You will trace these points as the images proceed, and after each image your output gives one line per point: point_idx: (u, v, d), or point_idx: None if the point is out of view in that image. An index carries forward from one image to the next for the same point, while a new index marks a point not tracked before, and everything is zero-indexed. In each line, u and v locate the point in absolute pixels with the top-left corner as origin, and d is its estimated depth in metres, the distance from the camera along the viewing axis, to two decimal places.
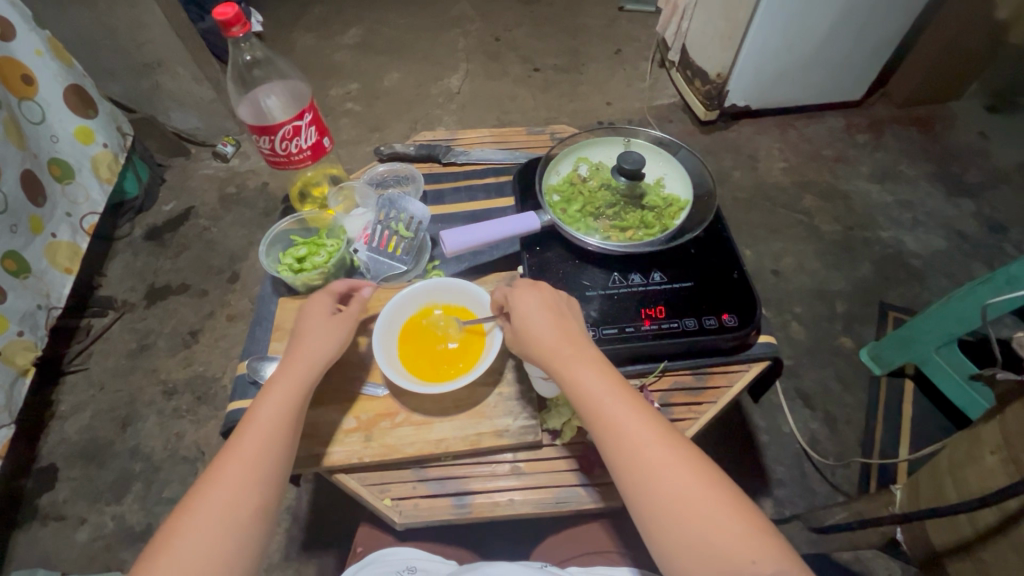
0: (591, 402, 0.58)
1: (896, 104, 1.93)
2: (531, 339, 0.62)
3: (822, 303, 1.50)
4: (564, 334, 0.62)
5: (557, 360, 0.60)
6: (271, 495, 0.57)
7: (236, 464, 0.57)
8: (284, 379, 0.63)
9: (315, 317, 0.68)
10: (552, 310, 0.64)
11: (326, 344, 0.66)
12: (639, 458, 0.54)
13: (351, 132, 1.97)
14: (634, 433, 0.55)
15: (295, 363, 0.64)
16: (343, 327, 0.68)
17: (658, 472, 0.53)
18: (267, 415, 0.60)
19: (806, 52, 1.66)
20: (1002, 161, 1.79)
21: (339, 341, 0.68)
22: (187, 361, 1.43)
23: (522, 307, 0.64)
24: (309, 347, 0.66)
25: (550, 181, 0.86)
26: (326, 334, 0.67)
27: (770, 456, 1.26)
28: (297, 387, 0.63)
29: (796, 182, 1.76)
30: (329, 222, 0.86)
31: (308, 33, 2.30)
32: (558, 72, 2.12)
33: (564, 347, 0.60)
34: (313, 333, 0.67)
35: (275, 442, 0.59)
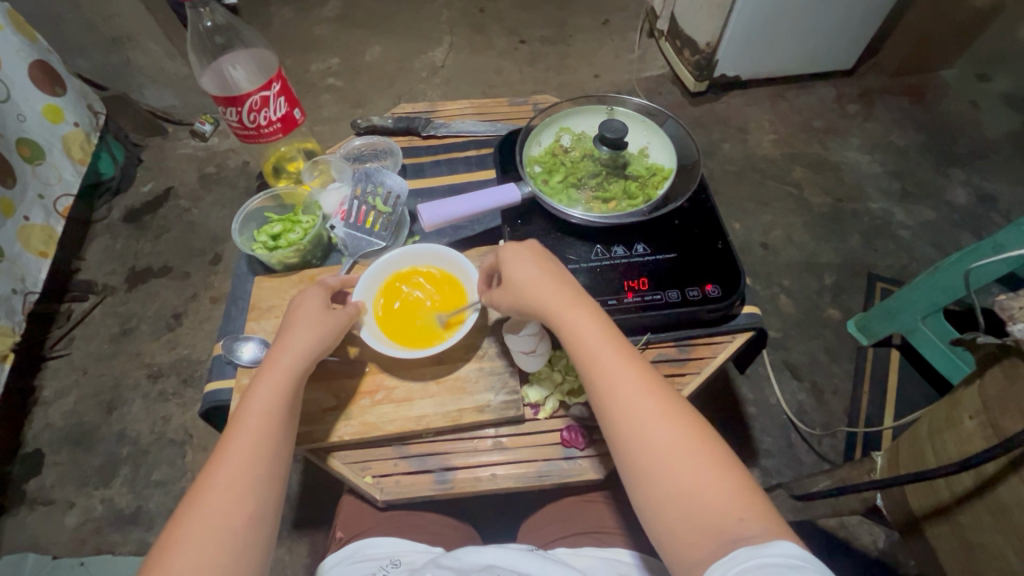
0: (582, 352, 0.57)
1: (887, 72, 1.90)
2: (525, 290, 0.60)
3: (811, 276, 1.50)
4: (558, 285, 0.61)
5: (551, 308, 0.59)
6: (269, 495, 0.55)
7: (237, 458, 0.55)
8: (272, 374, 0.60)
9: (305, 308, 0.65)
10: (546, 264, 0.63)
11: (316, 339, 0.62)
12: (628, 409, 0.53)
13: (333, 109, 1.92)
14: (625, 384, 0.54)
15: (280, 357, 0.61)
16: (335, 320, 0.65)
17: (645, 424, 0.52)
18: (261, 409, 0.58)
19: (798, 19, 1.62)
20: (992, 130, 1.77)
21: (330, 334, 0.64)
22: (172, 344, 1.42)
23: (513, 259, 0.63)
24: (299, 342, 0.62)
25: (531, 152, 0.83)
26: (315, 329, 0.63)
27: (757, 427, 1.27)
28: (291, 379, 0.60)
29: (786, 154, 1.74)
30: (305, 198, 0.84)
31: (286, 5, 2.22)
32: (544, 44, 2.06)
33: (560, 297, 0.59)
34: (302, 325, 0.63)
35: (268, 439, 0.56)
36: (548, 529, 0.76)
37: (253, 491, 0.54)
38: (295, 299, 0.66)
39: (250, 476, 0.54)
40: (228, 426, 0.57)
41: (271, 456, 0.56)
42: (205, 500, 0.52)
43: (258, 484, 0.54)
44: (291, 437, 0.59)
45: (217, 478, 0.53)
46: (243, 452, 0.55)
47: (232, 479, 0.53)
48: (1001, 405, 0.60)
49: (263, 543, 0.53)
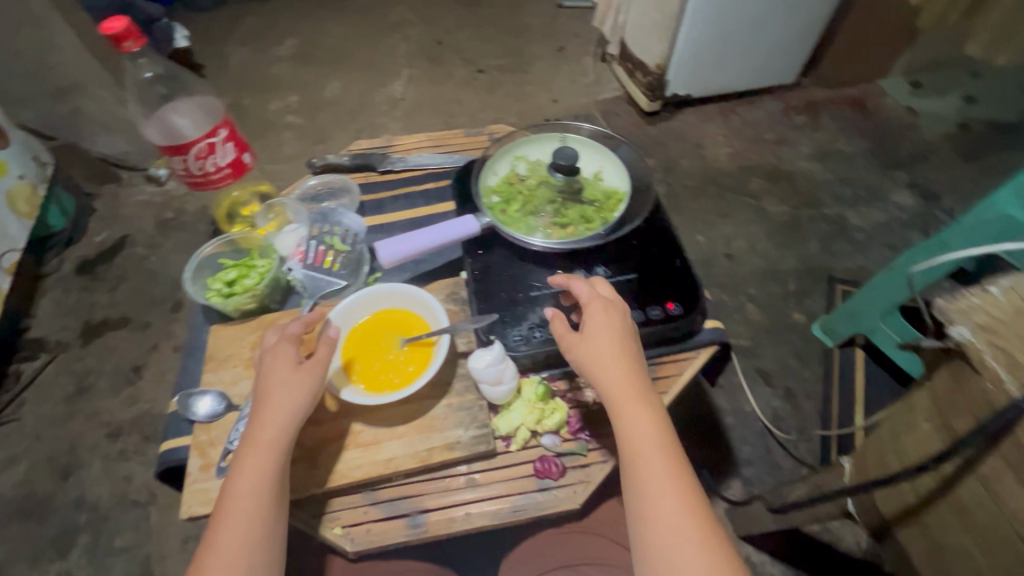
0: (625, 429, 0.57)
1: (828, 85, 2.00)
2: (591, 359, 0.60)
3: (774, 283, 1.54)
4: (623, 359, 0.60)
5: (605, 380, 0.59)
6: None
7: (228, 545, 0.54)
8: (257, 451, 0.58)
9: (277, 370, 0.61)
10: (618, 334, 0.61)
11: (295, 402, 0.60)
12: (651, 490, 0.54)
13: (294, 147, 1.91)
14: (658, 479, 0.54)
15: (262, 432, 0.59)
16: (312, 375, 0.61)
17: (662, 510, 0.53)
18: (249, 487, 0.56)
19: (740, 37, 1.70)
20: (929, 133, 1.88)
21: (312, 392, 0.61)
22: (131, 399, 1.35)
23: (592, 325, 0.62)
24: (276, 407, 0.59)
25: (488, 182, 0.84)
26: (293, 390, 0.60)
27: (736, 437, 1.28)
28: (276, 452, 0.58)
29: (741, 166, 1.80)
30: (260, 241, 0.82)
31: (241, 45, 2.21)
32: (501, 72, 2.11)
33: (624, 382, 0.59)
34: (279, 390, 0.60)
35: (260, 520, 0.55)
36: (530, 563, 0.75)
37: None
38: (266, 356, 0.63)
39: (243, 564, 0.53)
40: (218, 509, 0.56)
41: (265, 539, 0.55)
42: None
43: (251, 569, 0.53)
44: (282, 510, 0.57)
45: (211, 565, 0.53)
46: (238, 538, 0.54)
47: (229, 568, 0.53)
48: (951, 406, 0.60)
49: None
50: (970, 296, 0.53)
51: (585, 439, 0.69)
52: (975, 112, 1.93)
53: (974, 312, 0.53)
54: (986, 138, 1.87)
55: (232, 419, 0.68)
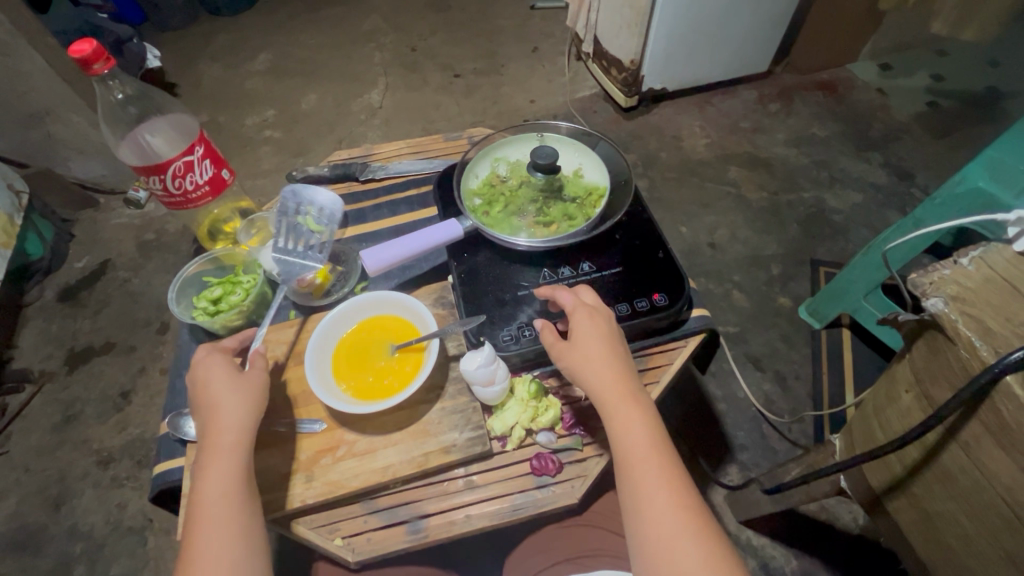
0: (618, 433, 0.58)
1: (799, 72, 2.03)
2: (581, 364, 0.60)
3: (758, 269, 1.56)
4: (610, 362, 0.60)
5: (593, 385, 0.60)
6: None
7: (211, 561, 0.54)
8: (215, 467, 0.58)
9: (214, 381, 0.62)
10: (606, 338, 0.62)
11: (242, 404, 0.61)
12: (645, 492, 0.54)
13: (273, 161, 1.90)
14: (654, 479, 0.55)
15: (217, 446, 0.59)
16: (254, 379, 0.63)
17: (656, 510, 0.53)
18: (214, 499, 0.56)
19: (709, 28, 1.72)
20: (900, 113, 1.92)
21: (254, 393, 0.62)
22: (122, 425, 1.33)
23: (579, 331, 0.62)
24: (228, 416, 0.60)
25: (470, 185, 0.84)
26: (236, 396, 0.61)
27: (730, 423, 1.29)
28: (237, 458, 0.58)
29: (719, 156, 1.83)
30: (244, 257, 0.82)
31: (214, 62, 2.20)
32: (478, 75, 2.12)
33: (615, 387, 0.59)
34: (224, 400, 0.61)
35: (238, 527, 0.56)
36: (531, 562, 0.75)
37: None
38: (200, 371, 0.63)
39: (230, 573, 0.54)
40: (189, 530, 0.56)
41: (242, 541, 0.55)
42: None
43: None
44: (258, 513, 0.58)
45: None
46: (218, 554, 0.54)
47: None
48: (930, 376, 0.55)
49: None
50: (941, 269, 0.51)
51: (580, 434, 0.69)
52: (943, 90, 1.98)
53: (946, 284, 0.51)
54: (956, 115, 1.91)
55: None
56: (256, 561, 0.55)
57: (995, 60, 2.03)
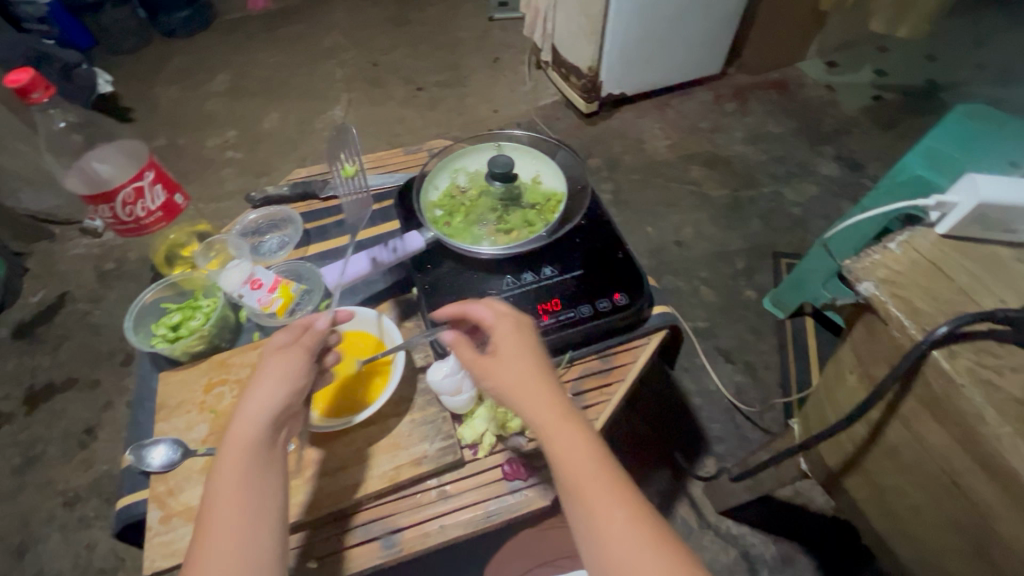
0: (555, 454, 0.54)
1: (752, 71, 2.10)
2: (507, 385, 0.58)
3: (723, 264, 1.60)
4: (539, 376, 0.58)
5: (522, 405, 0.57)
6: None
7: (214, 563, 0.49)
8: (233, 456, 0.54)
9: (261, 363, 0.60)
10: (529, 353, 0.60)
11: (278, 387, 0.58)
12: (593, 512, 0.51)
13: (237, 182, 1.88)
14: (599, 496, 0.51)
15: (243, 431, 0.56)
16: (297, 359, 0.60)
17: (609, 527, 0.50)
18: (226, 492, 0.53)
19: (662, 33, 1.77)
20: (848, 108, 2.00)
21: (293, 374, 0.59)
22: (88, 463, 1.29)
23: (502, 347, 0.60)
24: (260, 400, 0.57)
25: (430, 197, 0.85)
26: (276, 377, 0.59)
27: (704, 416, 1.32)
28: (258, 448, 0.55)
29: (681, 156, 1.87)
30: (203, 280, 0.81)
31: (171, 85, 2.16)
32: (441, 87, 2.13)
33: (543, 405, 0.56)
34: (264, 380, 0.58)
35: (247, 527, 0.52)
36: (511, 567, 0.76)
37: None
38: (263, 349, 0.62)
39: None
40: (199, 527, 0.52)
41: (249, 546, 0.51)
42: None
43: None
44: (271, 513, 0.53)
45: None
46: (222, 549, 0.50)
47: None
48: (871, 356, 0.57)
49: None
50: (873, 253, 0.52)
51: None
52: (887, 84, 2.07)
53: (878, 268, 0.51)
54: (900, 107, 2.00)
55: (190, 465, 0.66)
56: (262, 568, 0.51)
57: (932, 54, 2.14)
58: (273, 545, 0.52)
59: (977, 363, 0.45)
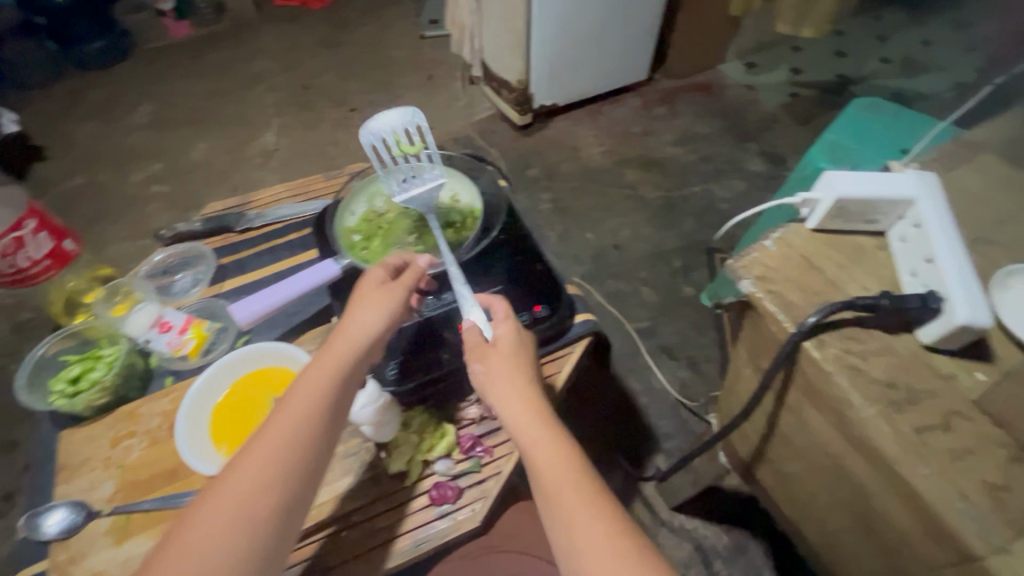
0: (528, 445, 0.57)
1: (678, 75, 2.18)
2: (489, 379, 0.61)
3: (662, 263, 1.65)
4: (520, 371, 0.61)
5: (501, 398, 0.60)
6: (288, 502, 0.52)
7: (261, 458, 0.52)
8: (322, 361, 0.59)
9: (367, 287, 0.65)
10: (515, 352, 0.63)
11: (375, 314, 0.62)
12: (558, 502, 0.52)
13: (164, 217, 1.80)
14: (564, 489, 0.53)
15: (338, 346, 0.60)
16: (396, 294, 0.65)
17: (569, 517, 0.51)
18: (300, 400, 0.56)
19: (586, 43, 1.82)
20: (768, 106, 2.11)
21: (392, 307, 0.64)
22: (7, 532, 1.19)
23: (490, 343, 0.64)
24: (357, 321, 0.62)
25: (347, 224, 0.84)
26: (375, 305, 0.63)
27: (652, 414, 1.35)
28: (340, 366, 0.59)
29: (616, 161, 1.92)
30: (106, 328, 0.77)
31: (88, 120, 2.06)
32: (375, 107, 2.11)
33: (518, 401, 0.59)
34: (364, 302, 0.63)
35: (298, 441, 0.54)
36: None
37: (273, 490, 0.51)
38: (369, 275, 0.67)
39: (268, 475, 0.51)
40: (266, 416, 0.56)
41: (299, 453, 0.53)
42: (225, 490, 0.50)
43: (275, 480, 0.51)
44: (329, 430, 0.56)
45: (241, 467, 0.51)
46: (281, 440, 0.53)
47: (258, 477, 0.51)
48: (756, 347, 0.62)
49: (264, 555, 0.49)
50: (751, 251, 0.57)
51: (478, 456, 0.69)
52: (802, 81, 2.19)
53: (756, 265, 0.56)
54: (815, 102, 2.12)
55: (93, 529, 0.63)
56: (293, 485, 0.52)
57: (842, 50, 2.28)
58: (314, 469, 0.54)
59: (844, 350, 0.51)
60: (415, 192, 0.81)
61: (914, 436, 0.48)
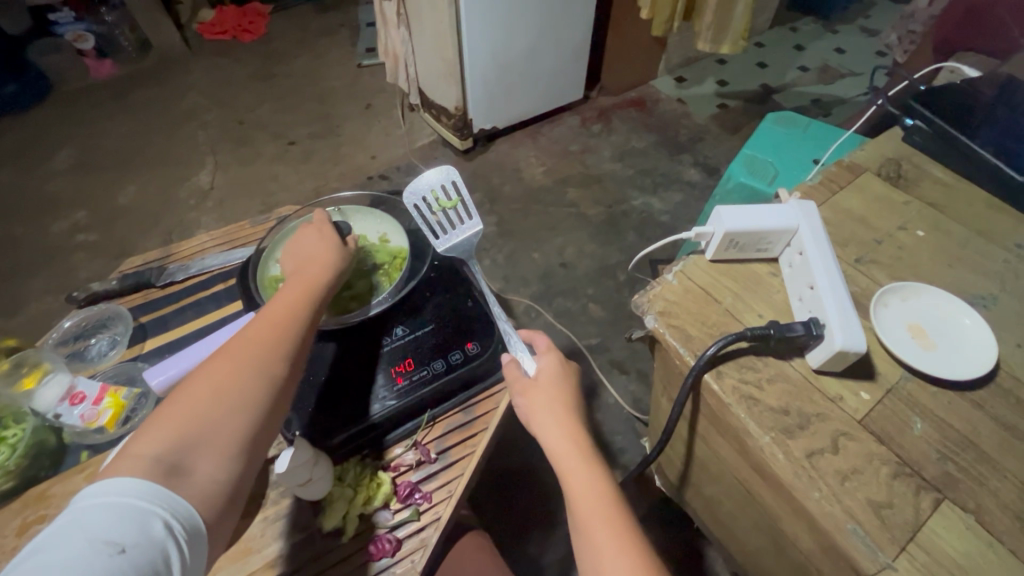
0: (568, 478, 0.61)
1: (612, 92, 2.25)
2: (538, 414, 0.66)
3: (608, 278, 1.68)
4: (567, 411, 0.66)
5: (548, 432, 0.64)
6: (256, 396, 0.59)
7: (238, 353, 0.61)
8: (291, 286, 0.69)
9: (319, 235, 0.77)
10: (564, 392, 0.68)
11: (329, 252, 0.74)
12: (592, 535, 0.56)
13: (92, 268, 1.72)
14: (599, 522, 0.56)
15: (302, 276, 0.71)
16: (338, 242, 0.76)
17: (601, 550, 0.54)
18: (269, 313, 0.66)
19: (519, 68, 1.86)
20: (699, 118, 2.20)
21: (337, 249, 0.75)
22: None
23: (539, 380, 0.69)
24: (316, 259, 0.73)
25: (270, 272, 0.82)
26: (326, 245, 0.75)
27: (606, 431, 1.38)
28: (303, 290, 0.69)
29: (557, 180, 1.96)
30: (10, 406, 0.72)
31: (4, 169, 1.95)
32: (314, 139, 2.08)
33: (565, 440, 0.63)
34: (320, 243, 0.76)
35: (268, 345, 0.62)
36: None
37: (242, 374, 0.59)
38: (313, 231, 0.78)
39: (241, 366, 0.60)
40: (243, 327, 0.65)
41: (271, 351, 0.62)
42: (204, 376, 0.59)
43: (248, 373, 0.59)
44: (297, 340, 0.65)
45: (219, 360, 0.60)
46: (256, 341, 0.62)
47: (233, 367, 0.60)
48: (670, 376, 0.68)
49: (229, 430, 0.56)
50: (654, 286, 0.65)
51: (416, 503, 0.69)
52: (729, 92, 2.30)
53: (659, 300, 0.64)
54: (742, 112, 2.23)
55: None
56: (261, 380, 0.60)
57: (764, 61, 2.40)
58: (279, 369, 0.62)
59: (740, 382, 0.58)
60: (457, 239, 0.84)
61: (803, 458, 0.54)
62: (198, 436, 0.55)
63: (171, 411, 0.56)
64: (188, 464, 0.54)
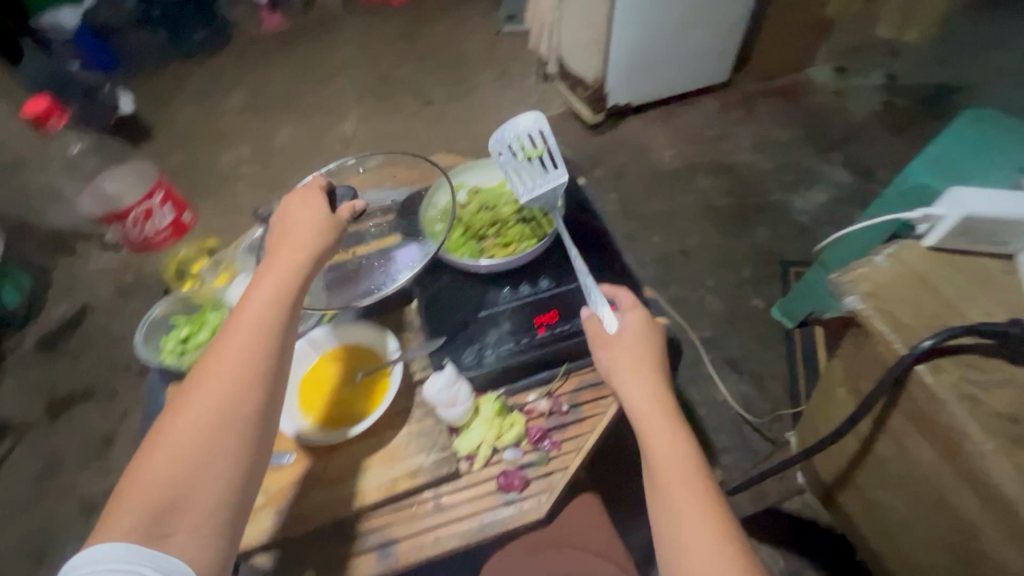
0: (647, 440, 0.60)
1: (761, 76, 2.06)
2: (620, 372, 0.65)
3: (730, 272, 1.60)
4: (650, 373, 0.64)
5: (628, 392, 0.63)
6: (243, 407, 0.57)
7: (218, 369, 0.58)
8: (269, 276, 0.63)
9: (297, 206, 0.68)
10: (650, 356, 0.66)
11: (309, 232, 0.66)
12: (668, 497, 0.55)
13: (249, 197, 1.95)
14: (679, 485, 0.56)
15: (280, 256, 0.64)
16: (320, 209, 0.67)
17: (676, 515, 0.54)
18: (247, 313, 0.60)
19: (666, 43, 1.78)
20: (858, 113, 1.98)
21: (319, 221, 0.66)
22: (104, 470, 1.35)
23: (622, 339, 0.67)
24: (295, 238, 0.65)
25: (429, 214, 0.82)
26: (308, 219, 0.67)
27: (710, 427, 1.34)
28: (280, 280, 0.62)
29: (687, 165, 1.87)
30: (211, 295, 0.83)
31: (187, 102, 2.23)
32: (448, 101, 2.16)
33: (648, 400, 0.62)
34: (298, 217, 0.67)
35: (246, 357, 0.58)
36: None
37: (224, 391, 0.57)
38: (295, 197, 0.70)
39: (226, 382, 0.57)
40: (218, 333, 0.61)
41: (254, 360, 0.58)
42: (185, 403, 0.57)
43: (227, 389, 0.57)
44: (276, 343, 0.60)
45: (196, 385, 0.57)
46: (230, 353, 0.58)
47: (221, 379, 0.57)
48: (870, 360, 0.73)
49: (223, 452, 0.56)
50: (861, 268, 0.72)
51: (544, 449, 0.73)
52: (897, 88, 2.04)
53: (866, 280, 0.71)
54: (911, 112, 1.97)
55: None
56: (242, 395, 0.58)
57: None
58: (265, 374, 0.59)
59: (965, 378, 0.63)
60: (539, 191, 0.80)
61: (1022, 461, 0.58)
62: (200, 465, 0.55)
63: (168, 442, 0.55)
64: (182, 499, 0.54)
